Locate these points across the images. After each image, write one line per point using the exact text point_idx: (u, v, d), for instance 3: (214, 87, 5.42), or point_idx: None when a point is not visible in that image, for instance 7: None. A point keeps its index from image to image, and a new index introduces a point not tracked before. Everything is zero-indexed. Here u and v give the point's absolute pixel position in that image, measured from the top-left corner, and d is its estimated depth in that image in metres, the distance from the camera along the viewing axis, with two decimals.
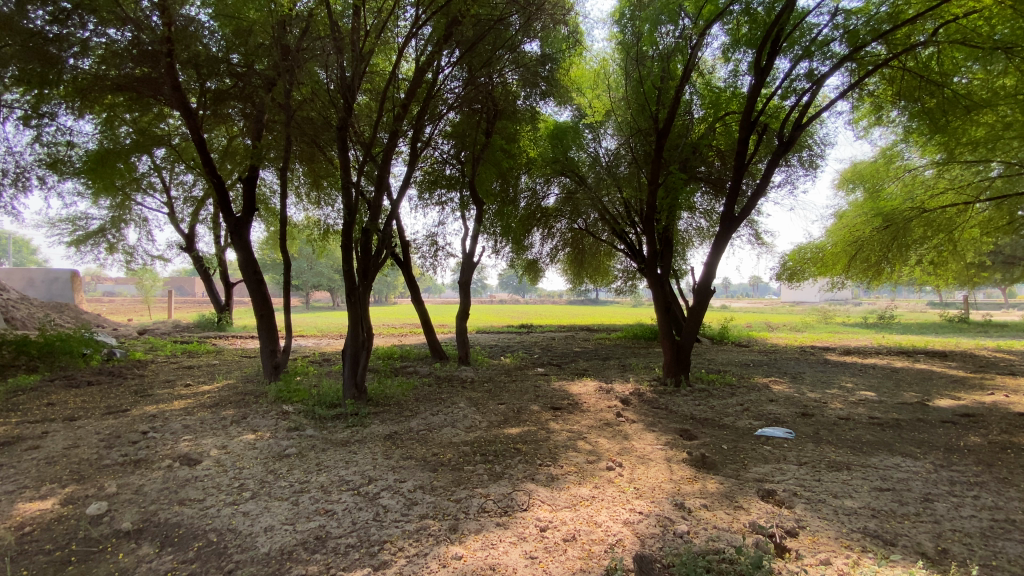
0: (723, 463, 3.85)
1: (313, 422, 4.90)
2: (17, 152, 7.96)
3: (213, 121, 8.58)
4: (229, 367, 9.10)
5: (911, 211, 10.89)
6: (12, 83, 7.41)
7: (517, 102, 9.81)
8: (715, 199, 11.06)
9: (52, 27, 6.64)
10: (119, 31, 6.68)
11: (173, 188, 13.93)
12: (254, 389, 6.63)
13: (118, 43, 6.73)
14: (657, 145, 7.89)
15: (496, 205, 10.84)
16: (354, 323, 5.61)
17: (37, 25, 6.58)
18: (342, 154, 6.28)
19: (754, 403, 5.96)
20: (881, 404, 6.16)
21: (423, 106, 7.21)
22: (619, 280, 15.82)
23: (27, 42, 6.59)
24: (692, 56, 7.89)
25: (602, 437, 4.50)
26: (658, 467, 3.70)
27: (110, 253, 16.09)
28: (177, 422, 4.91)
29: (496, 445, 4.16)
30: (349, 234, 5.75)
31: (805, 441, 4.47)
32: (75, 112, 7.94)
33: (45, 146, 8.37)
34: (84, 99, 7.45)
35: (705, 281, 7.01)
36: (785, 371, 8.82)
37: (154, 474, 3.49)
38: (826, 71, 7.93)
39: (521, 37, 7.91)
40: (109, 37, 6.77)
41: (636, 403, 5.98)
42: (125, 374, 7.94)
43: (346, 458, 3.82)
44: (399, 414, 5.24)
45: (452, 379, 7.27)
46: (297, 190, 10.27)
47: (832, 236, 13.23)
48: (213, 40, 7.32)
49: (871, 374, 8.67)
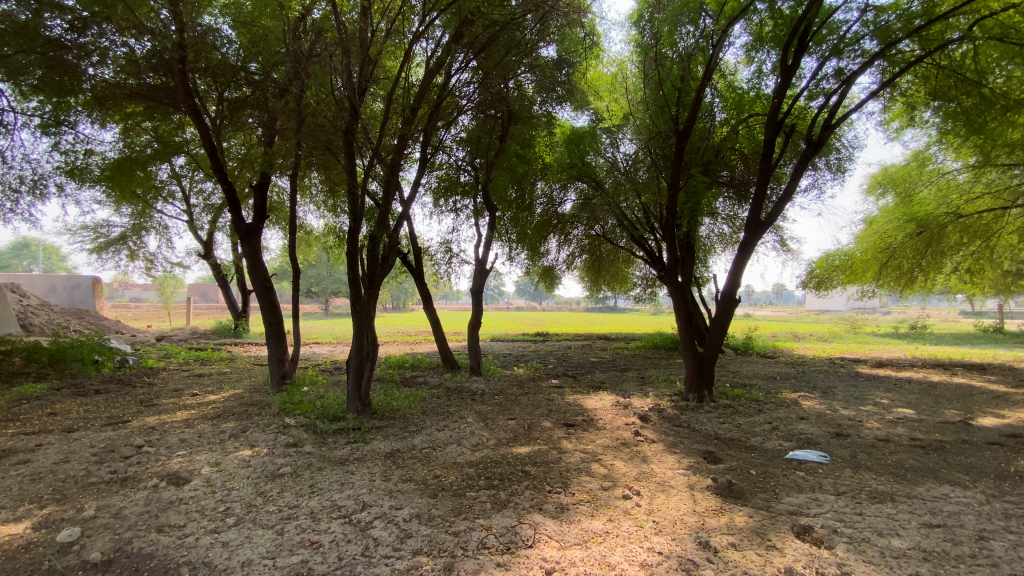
0: (752, 492, 3.50)
1: (313, 437, 4.67)
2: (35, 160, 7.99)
3: (230, 129, 8.54)
4: (239, 376, 8.98)
5: (946, 216, 10.32)
6: (31, 91, 7.43)
7: (532, 108, 9.58)
8: (738, 204, 10.65)
9: (69, 35, 6.48)
10: (137, 41, 6.60)
11: (193, 196, 14.01)
12: (259, 400, 6.44)
13: (138, 52, 6.59)
14: (678, 148, 7.55)
15: (512, 211, 10.57)
16: (357, 333, 5.42)
17: (55, 33, 6.46)
18: (348, 159, 6.06)
19: (783, 422, 5.55)
20: (921, 423, 5.67)
21: (434, 110, 7.01)
22: (638, 287, 15.42)
23: (46, 52, 6.54)
24: (714, 56, 7.53)
25: (619, 460, 4.18)
26: (680, 497, 3.37)
27: (131, 260, 16.28)
28: (174, 435, 4.73)
29: (503, 466, 3.87)
30: (355, 242, 5.52)
31: (841, 467, 4.08)
32: (93, 120, 7.94)
33: (64, 154, 8.38)
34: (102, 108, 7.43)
35: (730, 290, 6.63)
36: (814, 386, 8.30)
37: (138, 496, 3.31)
38: (855, 69, 7.51)
39: (538, 41, 7.65)
40: (128, 46, 6.63)
41: (656, 421, 5.62)
42: (134, 382, 7.85)
43: (342, 480, 3.58)
44: (403, 429, 4.98)
45: (462, 391, 6.99)
46: (313, 197, 10.18)
47: (861, 243, 12.65)
48: (230, 49, 7.23)
49: (907, 389, 8.12)
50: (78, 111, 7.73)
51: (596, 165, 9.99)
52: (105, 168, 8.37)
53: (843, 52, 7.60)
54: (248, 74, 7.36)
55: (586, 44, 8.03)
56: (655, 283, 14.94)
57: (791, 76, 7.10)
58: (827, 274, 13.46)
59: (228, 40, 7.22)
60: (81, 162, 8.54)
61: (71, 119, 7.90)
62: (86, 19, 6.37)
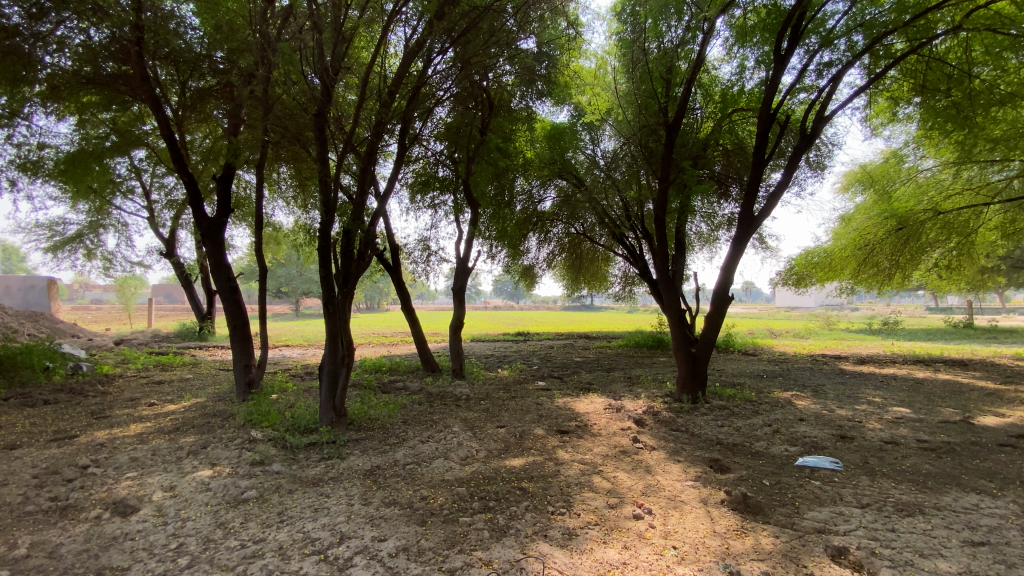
0: (771, 506, 3.23)
1: (283, 454, 4.19)
2: None
3: (195, 122, 7.96)
4: (203, 382, 8.32)
5: (926, 213, 10.40)
6: None
7: (511, 102, 9.33)
8: (719, 201, 10.20)
9: (26, 22, 5.80)
10: (97, 30, 5.97)
11: (154, 192, 13.16)
12: (224, 410, 5.89)
13: (96, 41, 6.01)
14: (667, 142, 7.27)
15: (491, 209, 10.08)
16: (331, 336, 4.96)
17: (14, 21, 5.75)
18: (319, 148, 5.55)
19: (784, 424, 5.33)
20: (923, 423, 5.52)
21: (411, 100, 6.56)
22: (617, 285, 15.15)
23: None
24: (701, 50, 7.29)
25: (621, 471, 3.84)
26: (697, 514, 3.06)
27: (88, 260, 15.26)
28: (126, 453, 4.18)
29: (495, 483, 3.49)
30: (328, 238, 5.05)
31: (856, 475, 3.85)
32: (50, 113, 7.30)
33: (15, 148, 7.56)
34: (58, 100, 6.73)
35: (724, 285, 6.38)
36: (804, 384, 8.18)
37: (77, 530, 2.81)
38: (843, 65, 7.38)
39: (518, 35, 7.15)
40: (86, 34, 6.05)
41: (653, 425, 5.32)
42: (86, 391, 7.15)
43: (316, 505, 3.15)
44: (383, 442, 4.55)
45: (445, 397, 6.57)
46: (283, 193, 9.60)
47: (840, 240, 12.66)
48: (194, 37, 6.72)
49: (896, 386, 8.06)
50: (33, 103, 6.95)
51: (577, 163, 9.77)
52: (61, 163, 7.62)
53: (833, 43, 7.45)
54: (213, 62, 6.79)
55: (567, 36, 7.77)
56: (635, 281, 14.72)
57: (786, 64, 6.96)
58: (807, 270, 13.45)
59: (191, 28, 6.69)
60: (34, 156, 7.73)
61: (26, 112, 7.08)
62: (44, 8, 5.71)
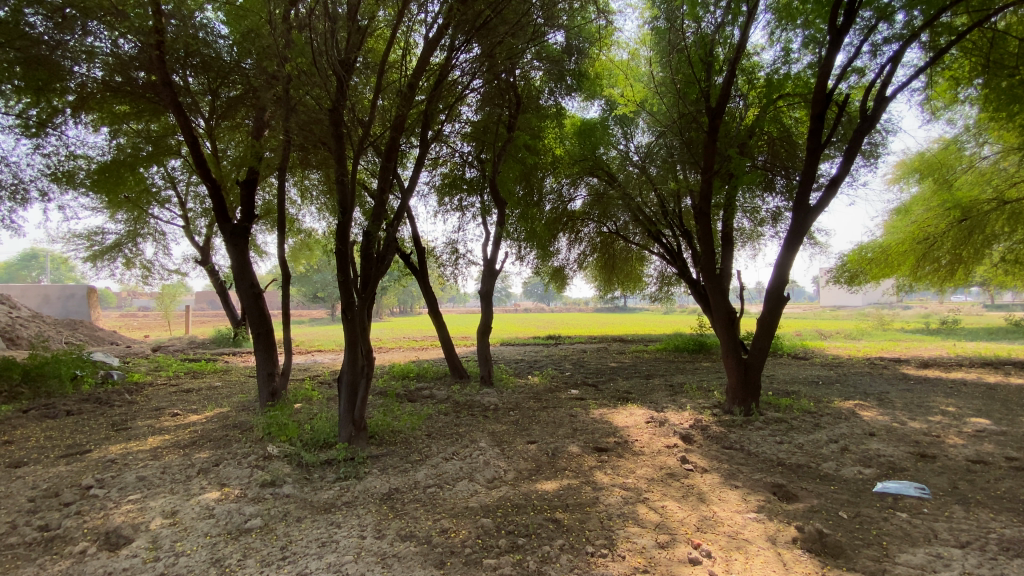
0: (853, 548, 2.69)
1: (296, 473, 3.88)
2: (17, 163, 7.26)
3: (224, 131, 7.80)
4: (230, 391, 8.19)
5: (991, 202, 9.45)
6: (9, 92, 6.61)
7: (540, 99, 8.91)
8: (761, 196, 9.55)
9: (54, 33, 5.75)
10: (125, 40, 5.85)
11: (189, 201, 13.32)
12: (245, 421, 5.67)
13: (125, 51, 5.89)
14: (709, 131, 6.66)
15: (519, 209, 9.72)
16: (350, 345, 4.63)
17: (39, 31, 5.72)
18: (338, 148, 5.20)
19: (851, 441, 4.71)
20: (1012, 437, 4.79)
21: (432, 96, 6.19)
22: (653, 285, 14.49)
23: (25, 49, 5.83)
24: (744, 36, 6.71)
25: (669, 499, 3.36)
26: (766, 559, 2.57)
27: (127, 268, 15.63)
28: (133, 472, 3.96)
29: (525, 514, 3.06)
30: (345, 242, 4.71)
31: (948, 503, 3.22)
32: (82, 124, 7.31)
33: (48, 157, 7.58)
34: (87, 109, 6.65)
35: (779, 284, 5.79)
36: (864, 392, 7.43)
37: (55, 569, 2.56)
38: (900, 44, 6.61)
39: (546, 29, 6.72)
40: (115, 44, 5.91)
41: (701, 442, 4.81)
42: (112, 401, 7.11)
43: (322, 538, 2.81)
44: (404, 460, 4.19)
45: (472, 406, 6.18)
46: (312, 198, 9.44)
47: (895, 233, 11.59)
48: (225, 48, 6.65)
49: (968, 392, 7.23)
50: (64, 113, 6.90)
51: (609, 159, 9.49)
52: (93, 173, 7.58)
53: (890, 18, 6.60)
54: (241, 72, 6.67)
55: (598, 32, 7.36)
56: (672, 281, 14.04)
57: (839, 42, 6.27)
58: (859, 268, 12.41)
59: (221, 36, 6.60)
60: (67, 167, 7.75)
61: (56, 121, 7.03)
62: (70, 17, 5.58)
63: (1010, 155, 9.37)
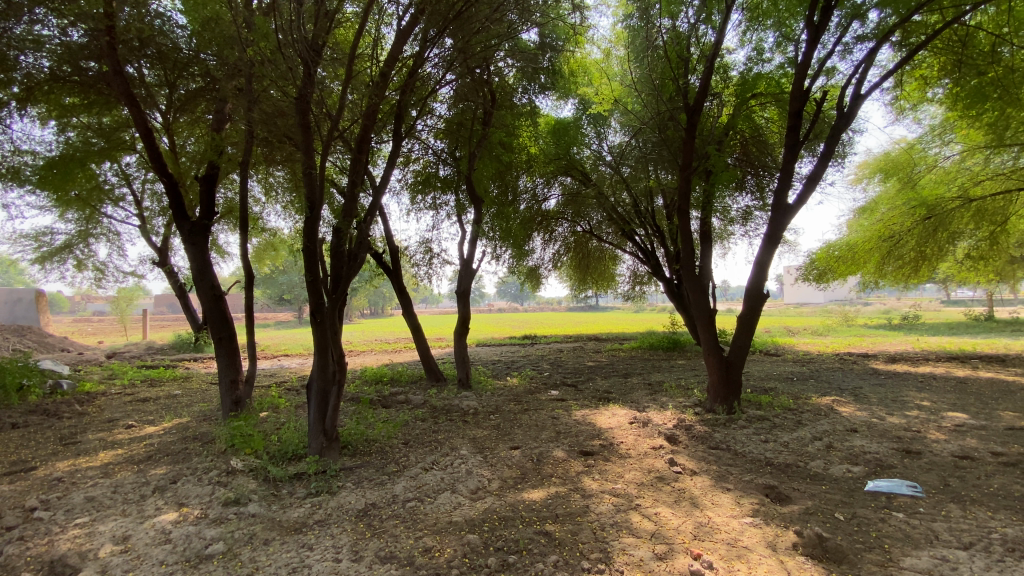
0: (856, 552, 2.60)
1: (264, 489, 3.58)
2: None
3: (182, 125, 7.37)
4: (190, 400, 7.71)
5: (955, 199, 9.69)
6: None
7: (513, 97, 8.62)
8: (734, 196, 9.61)
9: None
10: (75, 29, 5.41)
11: (146, 199, 12.60)
12: (207, 432, 5.29)
13: (76, 41, 5.44)
14: (688, 129, 6.60)
15: (495, 208, 9.13)
16: (319, 350, 4.35)
17: None
18: (304, 141, 4.87)
19: (836, 438, 4.69)
20: (990, 431, 4.83)
21: (404, 91, 5.93)
22: (626, 285, 14.51)
23: None
24: (721, 35, 6.68)
25: (661, 506, 3.23)
26: (770, 568, 2.44)
27: (79, 271, 14.73)
28: (82, 491, 3.59)
29: (514, 528, 2.87)
30: (313, 242, 4.41)
31: (942, 502, 3.18)
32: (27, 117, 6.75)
33: None
34: (33, 102, 6.12)
35: (759, 281, 5.77)
36: (839, 388, 7.52)
37: None
38: (874, 45, 6.66)
39: (520, 25, 6.46)
40: (64, 32, 5.46)
41: (687, 442, 4.71)
42: (61, 413, 6.59)
43: (293, 563, 2.56)
44: (381, 471, 3.94)
45: (450, 411, 5.95)
46: (277, 195, 9.02)
47: (861, 232, 11.86)
48: (185, 39, 6.25)
49: (939, 387, 7.38)
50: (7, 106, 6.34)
51: (582, 159, 9.53)
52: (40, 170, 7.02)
53: (863, 17, 6.65)
54: (201, 63, 6.26)
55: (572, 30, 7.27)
56: (644, 280, 14.08)
57: (816, 38, 6.28)
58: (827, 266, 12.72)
59: (179, 26, 6.19)
60: (11, 163, 7.17)
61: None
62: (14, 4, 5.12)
63: (972, 154, 9.67)
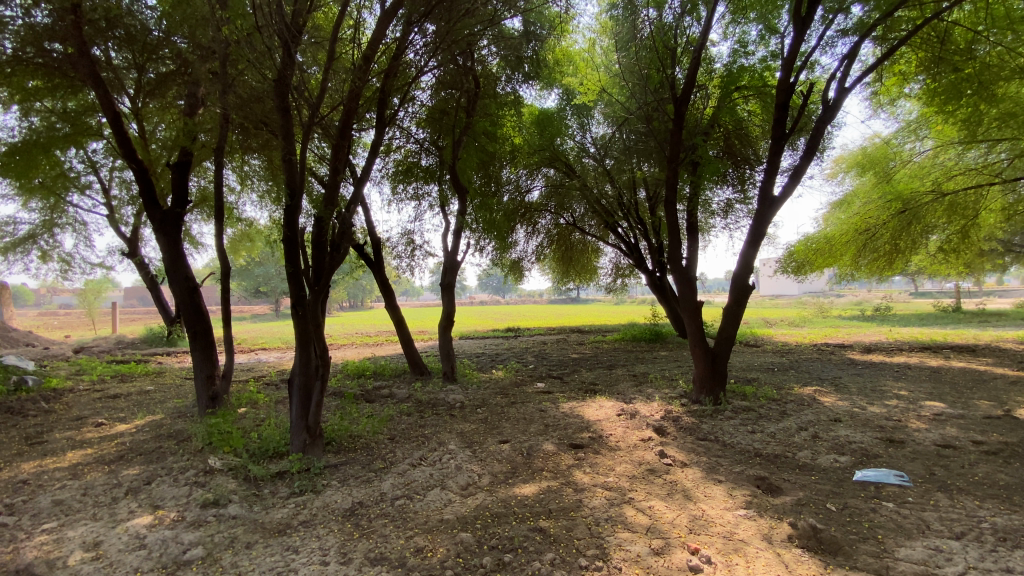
0: (851, 543, 2.60)
1: (245, 489, 3.44)
2: None
3: (152, 111, 7.05)
4: (164, 395, 7.44)
5: (929, 193, 9.75)
6: None
7: (496, 86, 8.21)
8: (715, 189, 9.64)
9: None
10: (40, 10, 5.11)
11: (114, 187, 12.09)
12: (182, 430, 5.09)
13: (41, 22, 5.15)
14: (675, 120, 6.55)
15: (478, 199, 8.87)
16: (301, 343, 4.20)
17: None
18: (282, 127, 4.66)
19: (821, 428, 4.73)
20: (968, 420, 4.94)
21: (387, 77, 5.73)
22: (608, 277, 14.54)
23: None
24: (707, 26, 6.63)
25: (655, 499, 3.19)
26: (768, 562, 2.42)
27: (43, 262, 14.11)
28: (50, 495, 3.40)
29: (508, 525, 2.80)
30: (293, 232, 4.23)
31: (929, 491, 3.21)
32: None
33: None
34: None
35: (744, 272, 5.79)
36: (820, 378, 7.64)
37: None
38: (856, 39, 6.68)
39: (505, 13, 6.28)
40: (27, 12, 5.15)
41: (675, 434, 4.71)
42: (26, 411, 6.29)
43: (277, 567, 2.44)
44: (367, 468, 3.83)
45: (436, 405, 5.85)
46: (254, 184, 8.72)
47: (839, 225, 12.05)
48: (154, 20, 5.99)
49: (914, 376, 7.56)
50: None
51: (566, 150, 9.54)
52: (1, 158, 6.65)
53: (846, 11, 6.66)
54: (173, 46, 5.98)
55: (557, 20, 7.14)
56: (626, 272, 14.12)
57: (802, 31, 6.26)
58: (805, 258, 12.92)
59: (147, 7, 5.89)
60: None
61: None
62: None
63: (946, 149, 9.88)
